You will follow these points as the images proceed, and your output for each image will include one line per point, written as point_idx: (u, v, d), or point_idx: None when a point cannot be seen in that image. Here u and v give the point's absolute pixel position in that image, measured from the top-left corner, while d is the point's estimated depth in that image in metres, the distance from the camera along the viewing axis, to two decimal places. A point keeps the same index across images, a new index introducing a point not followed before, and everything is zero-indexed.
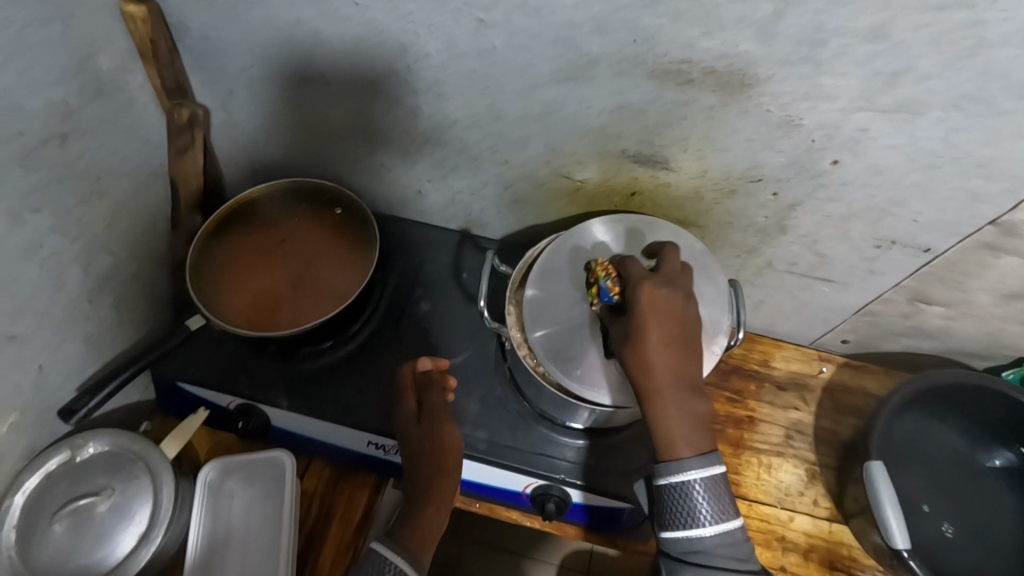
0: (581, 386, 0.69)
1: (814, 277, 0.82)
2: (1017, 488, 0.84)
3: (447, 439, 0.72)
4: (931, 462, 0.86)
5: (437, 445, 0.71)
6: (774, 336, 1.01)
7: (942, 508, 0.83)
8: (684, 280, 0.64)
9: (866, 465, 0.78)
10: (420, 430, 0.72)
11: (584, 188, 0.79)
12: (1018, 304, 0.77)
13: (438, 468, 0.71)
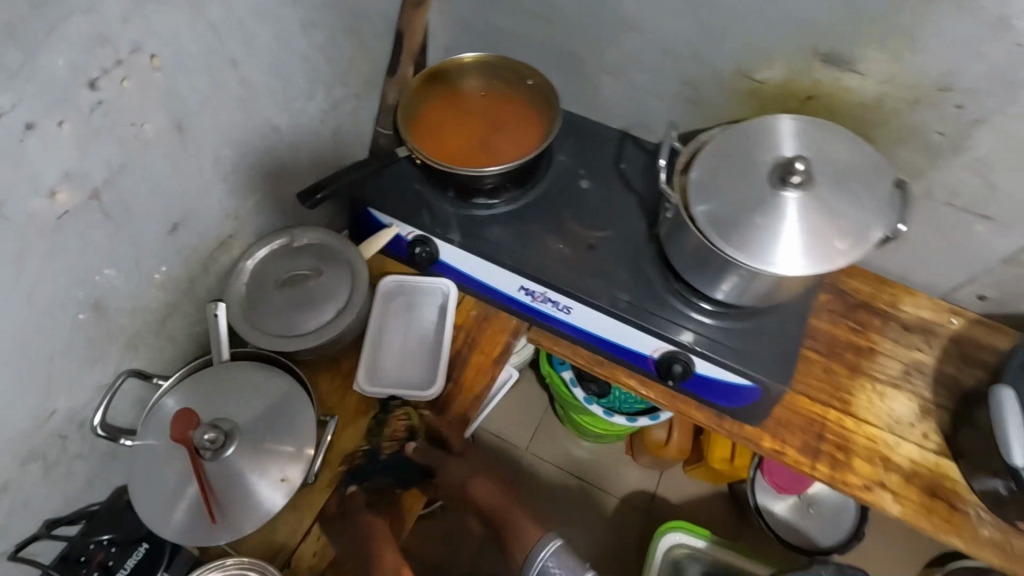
0: (735, 252, 0.74)
1: (974, 212, 0.85)
2: None
3: (375, 521, 0.77)
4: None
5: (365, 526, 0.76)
6: (906, 284, 1.02)
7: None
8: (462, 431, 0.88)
9: (994, 389, 0.79)
10: (352, 525, 0.77)
11: (762, 90, 0.85)
12: None
13: (369, 553, 0.75)
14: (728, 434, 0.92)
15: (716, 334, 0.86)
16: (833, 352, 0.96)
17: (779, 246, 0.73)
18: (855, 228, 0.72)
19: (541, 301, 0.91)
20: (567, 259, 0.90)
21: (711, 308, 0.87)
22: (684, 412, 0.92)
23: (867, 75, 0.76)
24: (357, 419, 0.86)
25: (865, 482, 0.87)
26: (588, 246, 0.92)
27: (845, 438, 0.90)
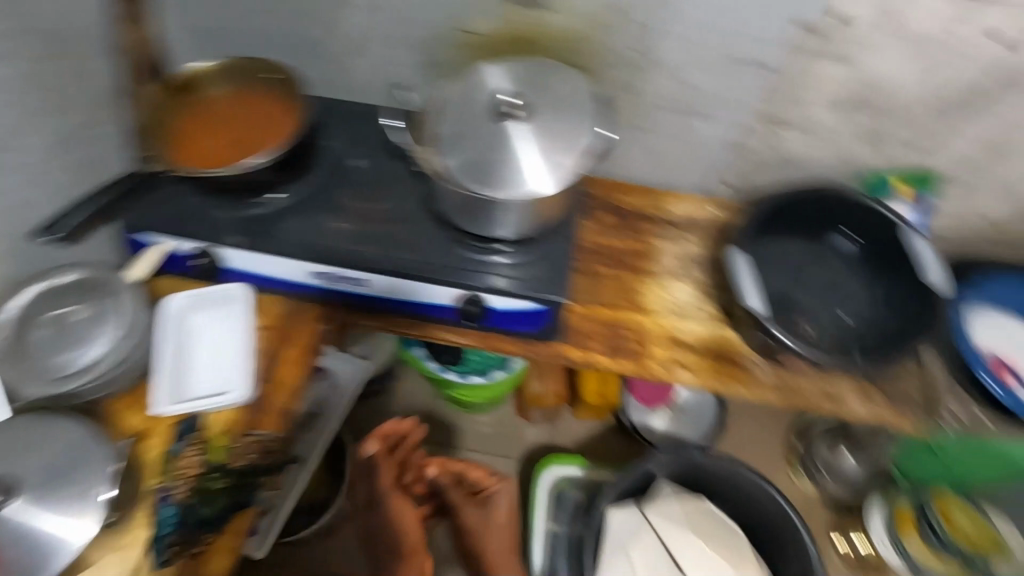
0: (493, 191, 0.81)
1: (687, 110, 0.98)
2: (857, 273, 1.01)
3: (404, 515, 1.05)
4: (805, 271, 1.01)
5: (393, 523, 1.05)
6: (670, 189, 1.16)
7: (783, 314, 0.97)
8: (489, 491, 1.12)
9: (728, 251, 0.94)
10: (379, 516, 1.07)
11: (482, 41, 0.92)
12: (850, 114, 0.93)
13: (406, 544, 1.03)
14: (541, 357, 1.00)
15: (502, 270, 0.92)
16: (619, 262, 1.07)
17: (521, 175, 0.81)
18: (571, 139, 0.82)
19: (339, 281, 0.94)
20: (352, 234, 0.94)
21: (503, 246, 0.94)
22: (502, 348, 0.99)
23: (556, 10, 0.86)
24: (170, 442, 0.82)
25: (662, 364, 1.00)
26: (369, 219, 0.95)
27: (640, 332, 1.02)
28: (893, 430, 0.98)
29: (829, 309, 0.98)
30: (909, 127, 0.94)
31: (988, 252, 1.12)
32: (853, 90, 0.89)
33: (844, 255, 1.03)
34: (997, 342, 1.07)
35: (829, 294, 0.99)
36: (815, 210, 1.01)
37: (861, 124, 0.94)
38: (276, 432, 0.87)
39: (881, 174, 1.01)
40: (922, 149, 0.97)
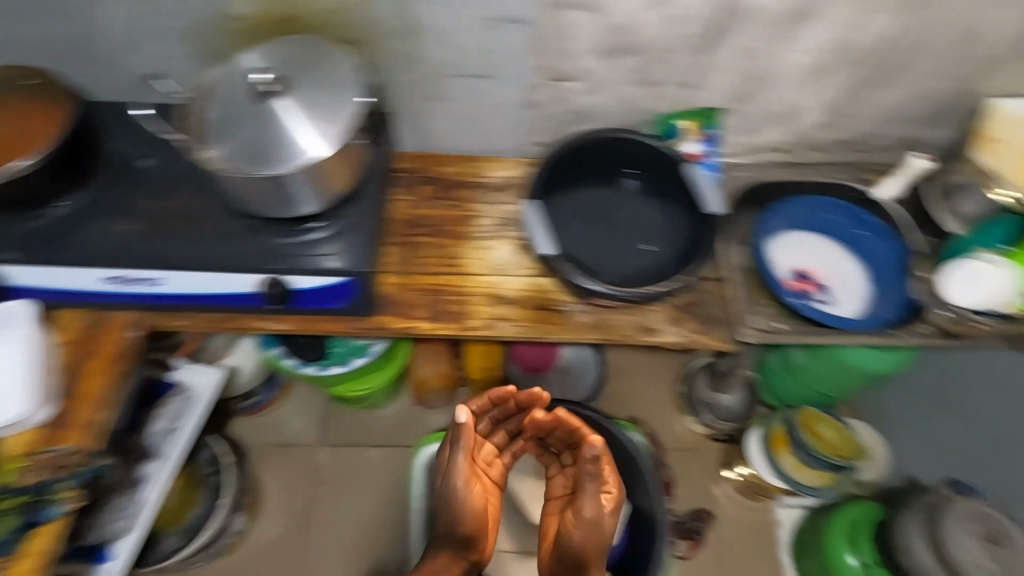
0: (267, 169, 0.82)
1: (472, 74, 1.01)
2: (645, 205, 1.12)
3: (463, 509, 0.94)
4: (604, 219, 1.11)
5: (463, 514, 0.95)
6: (488, 154, 1.20)
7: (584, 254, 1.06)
8: (582, 498, 0.87)
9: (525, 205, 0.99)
10: (459, 511, 0.94)
11: (250, 25, 0.92)
12: (618, 61, 0.98)
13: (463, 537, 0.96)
14: (363, 332, 1.01)
15: (305, 247, 0.92)
16: (439, 231, 1.11)
17: (291, 149, 0.82)
18: (335, 104, 0.84)
19: (136, 284, 0.92)
20: (143, 233, 0.91)
21: (315, 223, 0.94)
22: (324, 328, 1.00)
23: None
24: None
25: (482, 321, 1.02)
26: (161, 216, 0.93)
27: (460, 295, 1.05)
28: (704, 348, 1.04)
29: (633, 247, 1.09)
30: (673, 64, 0.99)
31: (779, 170, 1.22)
32: (613, 37, 0.94)
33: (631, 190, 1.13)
34: (791, 256, 1.20)
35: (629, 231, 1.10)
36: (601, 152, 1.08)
37: (632, 68, 1.00)
38: (76, 445, 0.84)
39: (668, 115, 1.11)
40: (692, 84, 1.03)
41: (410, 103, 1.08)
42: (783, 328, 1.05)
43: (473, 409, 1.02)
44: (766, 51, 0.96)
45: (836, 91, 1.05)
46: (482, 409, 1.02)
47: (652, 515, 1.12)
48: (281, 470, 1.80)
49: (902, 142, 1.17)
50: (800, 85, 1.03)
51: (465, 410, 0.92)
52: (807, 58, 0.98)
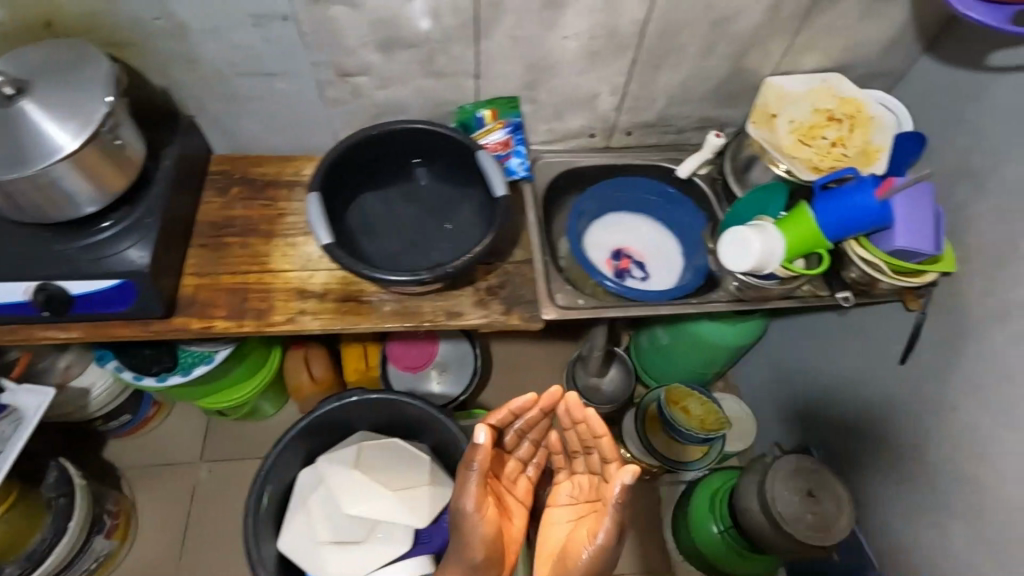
0: (21, 168, 0.81)
1: (258, 73, 1.02)
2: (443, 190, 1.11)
3: (475, 531, 0.88)
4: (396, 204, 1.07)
5: (474, 538, 0.88)
6: (308, 153, 1.21)
7: (392, 249, 1.05)
8: (614, 502, 0.87)
9: (309, 207, 0.95)
10: (470, 532, 0.88)
11: (14, 32, 0.92)
12: (398, 55, 1.01)
13: (486, 559, 0.89)
14: (160, 333, 1.00)
15: (87, 251, 0.94)
16: (249, 230, 1.11)
17: (39, 143, 0.82)
18: (86, 93, 0.84)
19: None
20: None
21: (99, 225, 0.96)
22: (117, 334, 1.00)
23: None
24: None
25: (284, 316, 1.03)
26: None
27: (264, 291, 1.05)
28: (507, 326, 1.08)
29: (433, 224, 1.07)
30: (453, 55, 1.03)
31: (593, 155, 1.28)
32: (382, 32, 0.96)
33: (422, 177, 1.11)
34: (607, 237, 1.29)
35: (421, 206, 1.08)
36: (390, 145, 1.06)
37: (415, 61, 1.03)
38: None
39: (468, 107, 1.13)
40: (478, 74, 1.07)
41: (208, 105, 1.09)
42: (581, 304, 1.10)
43: (496, 425, 0.98)
44: (536, 39, 1.00)
45: (619, 74, 1.10)
46: (505, 423, 0.99)
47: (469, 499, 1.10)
48: (161, 489, 1.77)
49: (700, 122, 1.24)
50: (582, 70, 1.08)
51: (487, 432, 0.87)
52: (577, 43, 1.02)
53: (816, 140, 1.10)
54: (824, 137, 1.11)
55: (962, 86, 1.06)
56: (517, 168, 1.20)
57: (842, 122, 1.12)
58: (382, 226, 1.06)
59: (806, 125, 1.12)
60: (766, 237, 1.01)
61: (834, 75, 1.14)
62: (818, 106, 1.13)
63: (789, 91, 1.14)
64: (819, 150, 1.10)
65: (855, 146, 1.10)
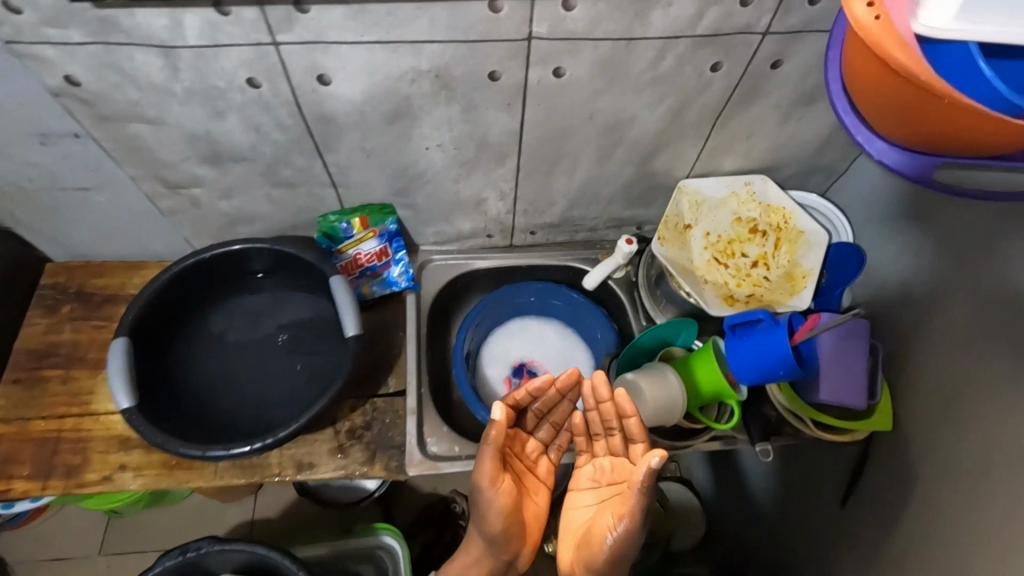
0: None
1: (69, 188, 0.87)
2: (293, 309, 0.94)
3: (489, 500, 0.71)
4: (233, 342, 0.91)
5: (486, 508, 0.72)
6: (160, 258, 1.06)
7: (238, 396, 0.87)
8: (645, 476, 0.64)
9: (112, 367, 0.79)
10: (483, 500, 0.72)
11: None
12: (230, 168, 0.85)
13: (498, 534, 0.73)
14: None
15: None
16: (77, 360, 0.96)
17: None
18: None
19: None
20: None
21: None
22: None
23: None
24: None
25: (99, 476, 0.87)
26: None
27: (81, 441, 0.90)
28: (369, 479, 0.92)
29: (281, 359, 0.91)
30: (298, 167, 0.86)
31: (492, 255, 1.12)
32: (199, 147, 0.80)
33: (260, 294, 0.94)
34: (508, 348, 1.12)
35: (262, 337, 0.92)
36: (218, 271, 0.90)
37: (254, 173, 0.87)
38: None
39: (331, 216, 0.97)
40: (333, 182, 0.90)
41: (24, 217, 0.93)
42: (460, 453, 0.94)
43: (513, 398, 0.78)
44: (391, 149, 0.84)
45: (503, 179, 0.93)
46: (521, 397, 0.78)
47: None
48: None
49: (613, 221, 1.08)
50: (458, 177, 0.92)
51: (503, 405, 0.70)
52: (443, 153, 0.86)
53: (734, 260, 0.97)
54: (744, 255, 0.97)
55: (906, 200, 0.89)
56: (399, 277, 1.04)
57: (766, 234, 0.97)
58: (221, 371, 0.89)
59: (724, 241, 0.98)
60: (658, 384, 0.85)
61: (758, 178, 0.97)
62: (739, 216, 0.98)
63: (707, 198, 0.98)
64: (737, 272, 0.97)
65: (779, 265, 0.96)
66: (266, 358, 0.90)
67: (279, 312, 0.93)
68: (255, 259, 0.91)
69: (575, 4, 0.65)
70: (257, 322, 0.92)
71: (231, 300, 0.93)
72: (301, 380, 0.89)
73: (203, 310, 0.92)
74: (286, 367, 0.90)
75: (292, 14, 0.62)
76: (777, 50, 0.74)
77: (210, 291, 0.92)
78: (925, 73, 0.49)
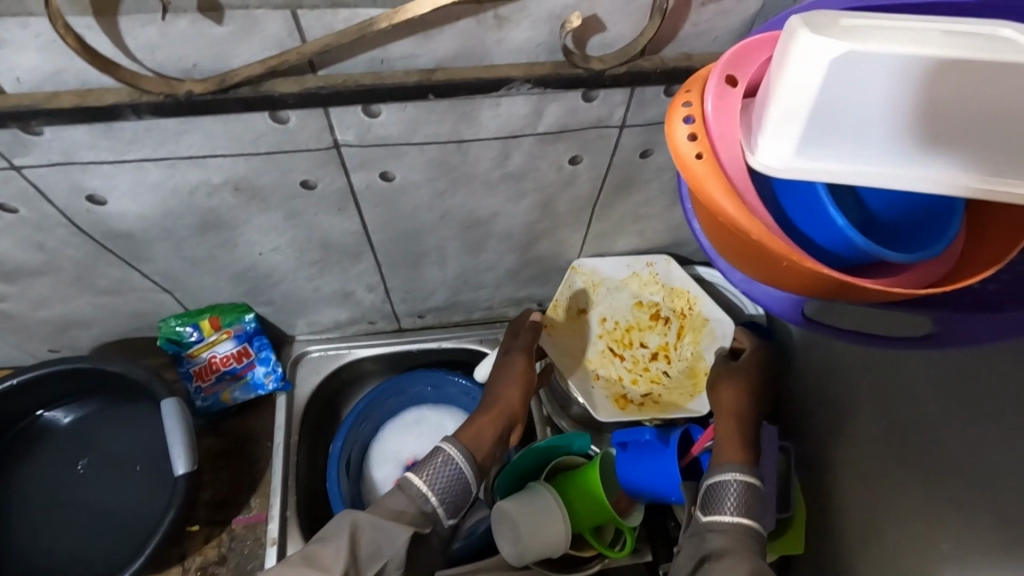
0: None
1: None
2: (115, 426, 0.84)
3: (519, 370, 0.80)
4: (45, 483, 0.82)
5: (513, 375, 0.79)
6: None
7: (54, 539, 0.79)
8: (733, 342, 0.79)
9: None
10: (504, 369, 0.80)
11: None
12: (32, 283, 0.73)
13: (513, 397, 0.77)
14: None
15: None
16: None
17: None
18: None
19: None
20: None
21: None
22: None
23: None
24: None
25: None
26: None
27: None
28: None
29: (103, 487, 0.81)
30: (115, 278, 0.74)
31: (375, 342, 0.98)
32: None
33: (74, 413, 0.85)
34: (400, 444, 1.00)
35: (77, 463, 0.83)
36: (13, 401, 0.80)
37: (63, 286, 0.75)
38: None
39: (172, 321, 0.85)
40: (164, 287, 0.78)
41: None
42: None
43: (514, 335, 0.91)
44: (218, 256, 0.72)
45: (366, 275, 0.82)
46: None
47: (446, 533, 0.65)
48: None
49: (509, 302, 0.97)
50: (310, 275, 0.80)
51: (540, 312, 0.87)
52: (284, 256, 0.74)
53: (631, 350, 0.86)
54: (642, 344, 0.86)
55: None
56: (267, 378, 0.91)
57: (668, 321, 0.86)
58: (38, 510, 0.80)
59: (621, 327, 0.87)
60: (536, 516, 0.74)
61: (662, 258, 0.87)
62: (639, 300, 0.87)
63: (605, 277, 0.87)
64: (633, 365, 0.85)
65: (682, 358, 0.85)
66: (83, 489, 0.81)
67: (99, 430, 0.84)
68: (53, 383, 0.81)
69: (379, 110, 0.53)
70: (74, 448, 0.83)
71: (43, 427, 0.84)
72: (124, 513, 0.80)
73: (11, 454, 0.83)
74: (108, 494, 0.81)
75: (22, 138, 0.51)
76: (643, 140, 0.63)
77: (14, 433, 0.83)
78: (755, 231, 0.39)
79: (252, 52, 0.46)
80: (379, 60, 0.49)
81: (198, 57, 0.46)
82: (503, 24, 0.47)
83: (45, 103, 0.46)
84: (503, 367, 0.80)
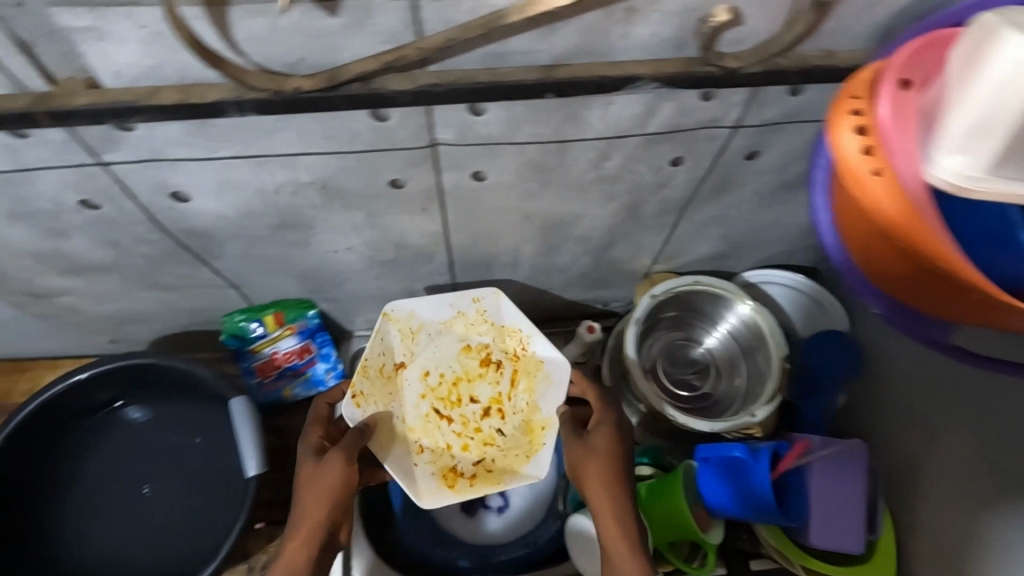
0: None
1: None
2: (184, 424, 0.83)
3: (338, 475, 0.59)
4: (116, 479, 0.81)
5: (330, 483, 0.59)
6: (48, 356, 0.92)
7: (129, 536, 0.78)
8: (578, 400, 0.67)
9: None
10: (315, 475, 0.60)
11: None
12: (99, 277, 0.71)
13: (331, 512, 0.58)
14: None
15: None
16: None
17: None
18: None
19: None
20: None
21: None
22: None
23: None
24: None
25: None
26: None
27: None
28: None
29: (173, 485, 0.81)
30: (181, 274, 0.72)
31: None
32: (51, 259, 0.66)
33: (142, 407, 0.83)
34: None
35: (146, 460, 0.82)
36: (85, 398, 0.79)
37: (129, 281, 0.73)
38: None
39: (236, 315, 0.82)
40: (230, 284, 0.76)
41: None
42: None
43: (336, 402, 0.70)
44: (290, 255, 0.70)
45: (435, 275, 0.79)
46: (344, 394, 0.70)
47: None
48: None
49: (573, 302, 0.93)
50: (378, 274, 0.77)
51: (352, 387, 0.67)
52: (356, 255, 0.71)
53: (459, 409, 0.72)
54: (472, 400, 0.73)
55: None
56: (327, 374, 0.90)
57: (500, 366, 0.72)
58: (110, 507, 0.80)
59: (447, 381, 0.72)
60: None
61: (488, 292, 0.71)
62: (467, 344, 0.73)
63: (424, 321, 0.72)
64: (461, 429, 0.72)
65: (516, 410, 0.71)
66: (155, 486, 0.81)
67: (168, 428, 0.83)
68: (122, 380, 0.79)
69: (485, 109, 0.50)
70: (145, 444, 0.82)
71: (113, 424, 0.83)
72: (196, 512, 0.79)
73: (81, 449, 0.81)
74: (178, 492, 0.80)
75: (113, 134, 0.48)
76: (753, 141, 0.59)
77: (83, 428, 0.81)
78: (947, 258, 0.34)
79: (362, 47, 0.43)
80: (495, 56, 0.45)
81: (304, 51, 0.42)
82: (633, 17, 0.43)
83: (146, 99, 0.43)
84: (312, 471, 0.60)
